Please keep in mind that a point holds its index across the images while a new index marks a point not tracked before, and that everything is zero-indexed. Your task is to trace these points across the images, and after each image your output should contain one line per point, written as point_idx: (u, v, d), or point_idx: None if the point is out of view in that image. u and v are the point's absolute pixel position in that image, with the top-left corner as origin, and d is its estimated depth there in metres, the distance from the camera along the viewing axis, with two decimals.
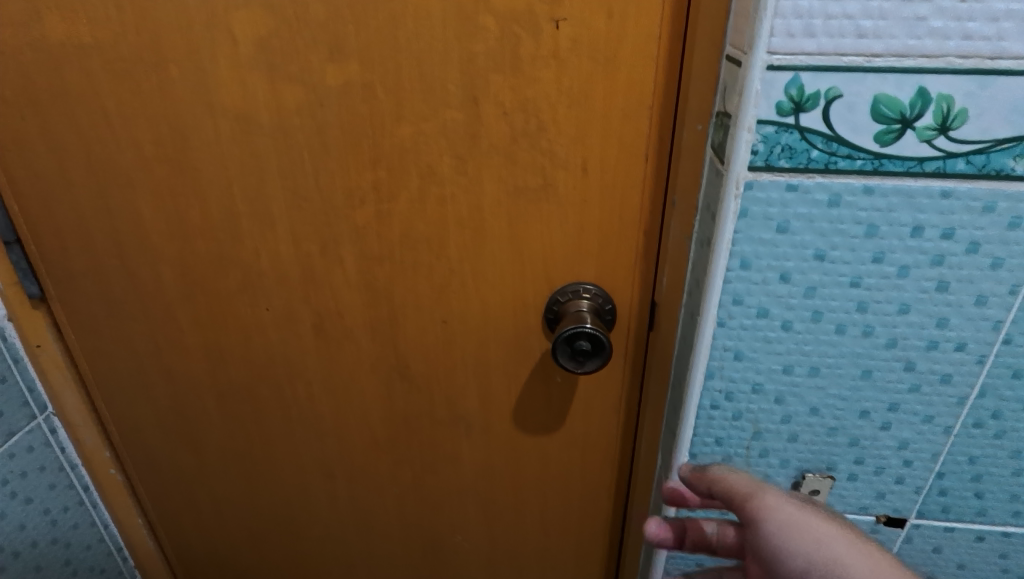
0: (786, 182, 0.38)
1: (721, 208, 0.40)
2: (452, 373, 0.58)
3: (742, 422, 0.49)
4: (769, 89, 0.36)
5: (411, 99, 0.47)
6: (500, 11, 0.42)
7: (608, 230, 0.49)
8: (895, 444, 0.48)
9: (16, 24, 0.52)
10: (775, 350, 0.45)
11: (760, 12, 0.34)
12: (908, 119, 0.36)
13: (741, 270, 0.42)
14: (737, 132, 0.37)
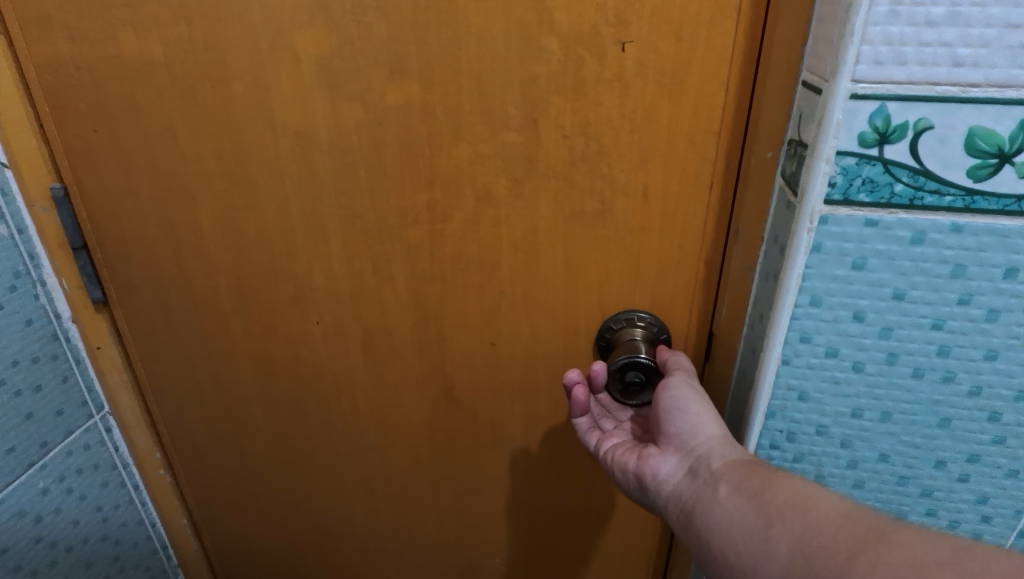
0: (864, 217, 0.37)
1: (792, 241, 0.38)
2: (498, 395, 0.57)
3: (802, 464, 0.47)
4: (852, 118, 0.34)
5: (470, 120, 0.46)
6: (565, 33, 0.42)
7: (667, 259, 0.47)
8: (973, 498, 0.46)
9: (95, 41, 0.54)
10: (843, 393, 0.43)
11: (846, 38, 0.32)
12: (1006, 154, 0.34)
13: (810, 306, 0.40)
14: (814, 162, 0.36)
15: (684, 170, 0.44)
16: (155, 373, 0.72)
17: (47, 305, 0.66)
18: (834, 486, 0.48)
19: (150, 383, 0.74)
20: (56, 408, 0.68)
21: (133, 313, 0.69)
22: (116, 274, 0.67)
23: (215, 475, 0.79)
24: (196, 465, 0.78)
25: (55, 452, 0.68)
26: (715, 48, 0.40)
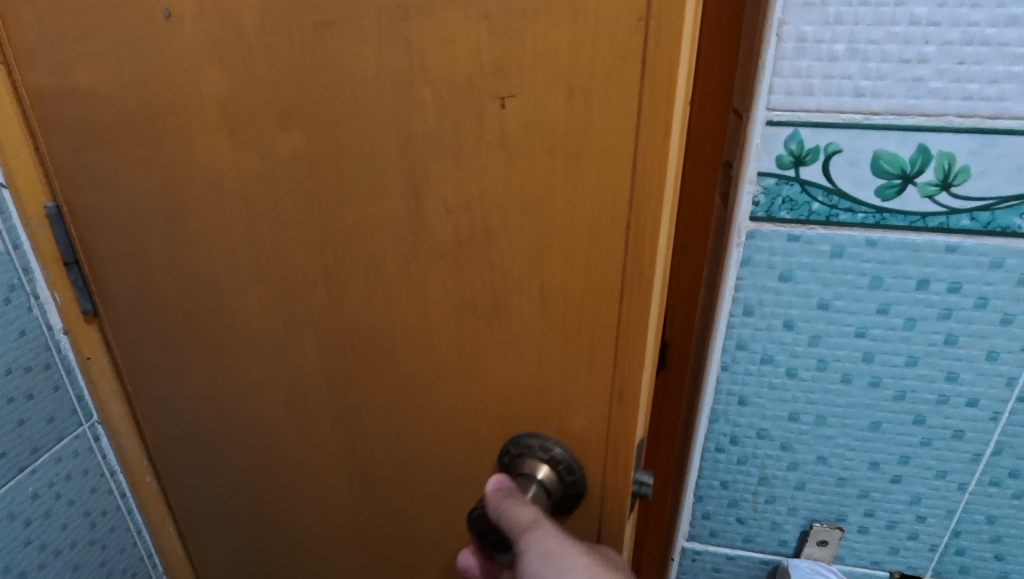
0: (788, 233, 0.45)
1: (726, 255, 0.47)
2: (409, 490, 0.49)
3: (748, 467, 0.56)
4: (771, 143, 0.42)
5: (353, 183, 0.39)
6: (438, 83, 0.32)
7: (576, 379, 0.36)
8: (908, 498, 0.55)
9: (55, 69, 0.54)
10: (781, 398, 0.52)
11: (761, 72, 0.40)
12: (909, 174, 0.42)
13: (745, 316, 0.49)
14: (740, 183, 0.44)
15: (593, 265, 0.33)
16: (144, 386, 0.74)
17: (41, 317, 0.68)
18: (778, 488, 0.57)
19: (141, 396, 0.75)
20: (48, 416, 0.70)
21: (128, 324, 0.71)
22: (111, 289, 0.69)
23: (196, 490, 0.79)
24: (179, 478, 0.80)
25: (46, 457, 0.70)
26: (624, 111, 0.29)
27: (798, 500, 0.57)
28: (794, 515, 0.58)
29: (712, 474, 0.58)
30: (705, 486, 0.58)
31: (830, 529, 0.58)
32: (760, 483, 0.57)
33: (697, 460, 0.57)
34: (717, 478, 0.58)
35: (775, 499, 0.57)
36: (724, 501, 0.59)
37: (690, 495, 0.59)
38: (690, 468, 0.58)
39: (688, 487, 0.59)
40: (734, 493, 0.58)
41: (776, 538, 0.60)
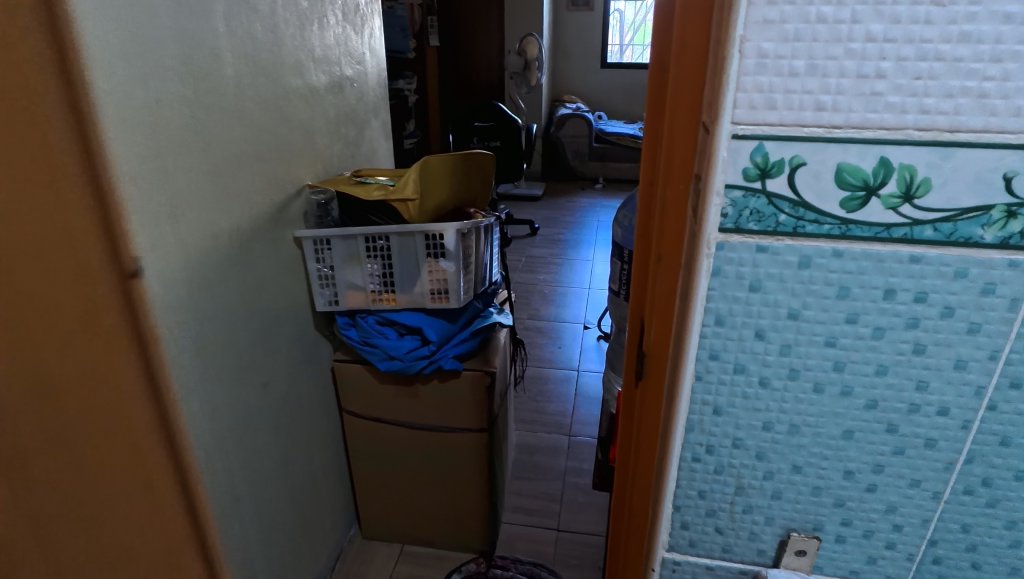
0: (756, 244, 0.42)
1: (696, 265, 0.44)
2: None
3: (724, 476, 0.51)
4: (736, 156, 0.40)
5: None
6: None
7: None
8: (883, 508, 0.50)
9: None
10: (754, 407, 0.48)
11: (724, 87, 0.38)
12: (872, 187, 0.39)
13: (717, 326, 0.45)
14: (708, 195, 0.41)
15: None
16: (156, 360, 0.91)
17: None
18: (755, 497, 0.51)
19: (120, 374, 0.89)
20: None
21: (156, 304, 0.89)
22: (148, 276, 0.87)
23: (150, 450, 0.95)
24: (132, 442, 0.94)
25: None
26: None
27: (776, 511, 0.51)
28: (772, 526, 0.52)
29: (689, 484, 0.52)
30: (682, 497, 0.53)
31: (807, 539, 0.52)
32: (736, 494, 0.51)
33: (673, 471, 0.52)
34: (693, 489, 0.52)
35: (751, 509, 0.52)
36: (702, 513, 0.53)
37: (667, 507, 0.53)
38: (665, 481, 0.52)
39: (665, 499, 0.53)
40: (710, 503, 0.52)
41: (753, 549, 0.54)
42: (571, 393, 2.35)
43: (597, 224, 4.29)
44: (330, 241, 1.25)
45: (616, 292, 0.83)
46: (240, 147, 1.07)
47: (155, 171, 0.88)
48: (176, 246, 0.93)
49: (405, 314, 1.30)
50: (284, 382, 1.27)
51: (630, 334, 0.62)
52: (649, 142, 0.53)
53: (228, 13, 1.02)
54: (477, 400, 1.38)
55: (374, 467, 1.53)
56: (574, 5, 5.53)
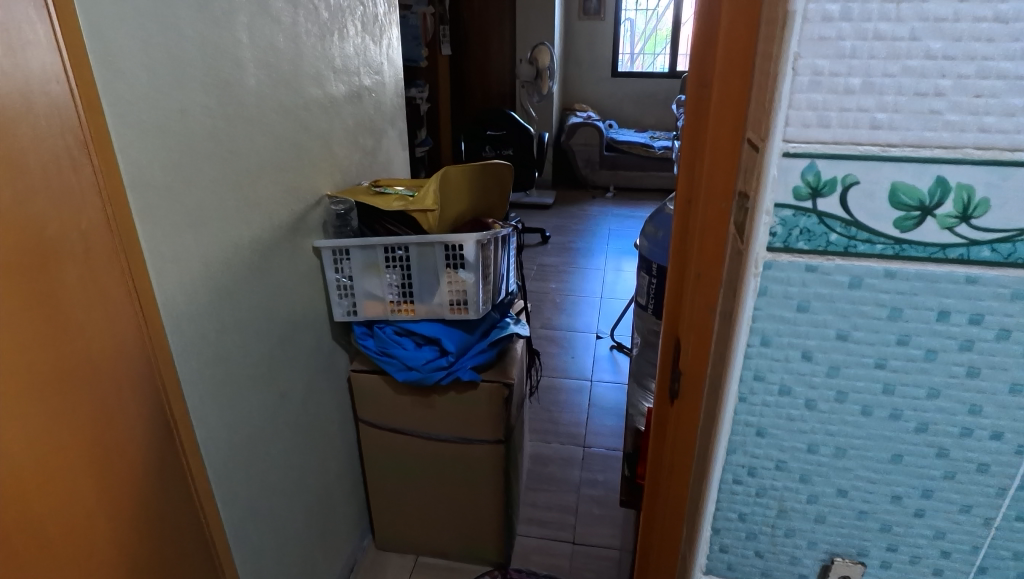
0: (805, 264, 0.41)
1: (742, 284, 0.43)
2: None
3: (766, 499, 0.50)
4: (786, 175, 0.39)
5: None
6: None
7: None
8: (931, 533, 0.48)
9: None
10: (799, 429, 0.47)
11: (776, 104, 0.37)
12: (928, 207, 0.38)
13: (763, 346, 0.44)
14: (756, 214, 0.41)
15: None
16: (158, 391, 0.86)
17: None
18: (798, 521, 0.50)
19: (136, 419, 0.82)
20: None
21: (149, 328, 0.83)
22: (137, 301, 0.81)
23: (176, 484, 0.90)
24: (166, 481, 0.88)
25: None
26: None
27: (819, 535, 0.50)
28: (814, 550, 0.51)
29: (729, 506, 0.51)
30: (721, 519, 0.51)
31: (851, 565, 0.51)
32: (778, 517, 0.50)
33: (712, 493, 0.50)
34: (734, 511, 0.51)
35: (793, 533, 0.51)
36: (741, 537, 0.52)
37: (706, 529, 0.52)
38: (704, 503, 0.51)
39: (703, 521, 0.52)
40: (751, 526, 0.51)
41: (794, 574, 0.52)
42: (584, 404, 2.33)
43: (608, 233, 4.27)
44: (349, 250, 1.24)
45: (643, 305, 0.80)
46: (261, 157, 1.07)
47: (179, 182, 0.87)
48: (198, 257, 0.92)
49: (422, 325, 1.29)
50: (300, 392, 1.27)
51: (663, 351, 0.61)
52: (687, 159, 0.53)
53: (252, 23, 1.02)
54: (494, 411, 1.37)
55: (388, 478, 1.52)
56: (585, 14, 5.54)
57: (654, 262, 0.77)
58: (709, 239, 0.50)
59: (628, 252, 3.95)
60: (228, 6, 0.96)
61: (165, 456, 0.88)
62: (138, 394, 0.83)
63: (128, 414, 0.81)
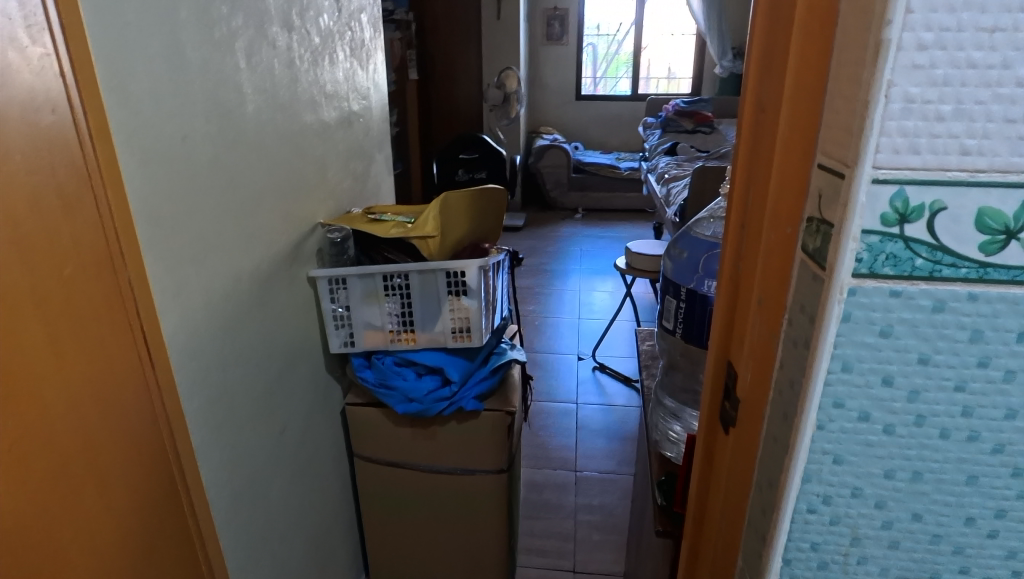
0: (889, 289, 0.41)
1: (824, 310, 0.42)
2: None
3: (839, 527, 0.49)
4: (874, 202, 0.39)
5: None
6: None
7: None
8: (1003, 554, 0.48)
9: None
10: (876, 454, 0.46)
11: (866, 131, 0.37)
12: (1012, 231, 0.39)
13: (843, 373, 0.44)
14: (842, 240, 0.40)
15: None
16: (164, 436, 0.80)
17: None
18: (871, 548, 0.49)
19: (146, 474, 0.77)
20: None
21: (158, 375, 0.78)
22: (143, 346, 0.76)
23: (181, 530, 0.84)
24: (171, 529, 0.82)
25: None
26: None
27: (892, 561, 0.50)
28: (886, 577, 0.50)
29: (801, 536, 0.50)
30: (792, 550, 0.50)
31: None
32: (851, 545, 0.50)
33: (785, 523, 0.49)
34: (806, 541, 0.50)
35: (865, 560, 0.50)
36: (812, 567, 0.51)
37: (775, 561, 0.51)
38: (776, 534, 0.50)
39: (773, 553, 0.51)
40: (823, 555, 0.50)
41: None
42: (572, 427, 2.31)
43: (580, 254, 4.31)
44: (347, 279, 1.21)
45: (670, 329, 0.79)
46: (258, 185, 1.04)
47: (180, 212, 0.83)
48: (200, 291, 0.88)
49: (424, 354, 1.25)
50: (298, 428, 1.22)
51: (712, 377, 0.61)
52: (743, 182, 0.53)
53: (249, 49, 0.99)
54: (498, 439, 1.34)
55: (386, 513, 1.46)
56: (549, 40, 5.65)
57: (682, 285, 0.76)
58: (772, 264, 0.49)
59: (601, 272, 3.98)
60: (226, 32, 0.93)
61: (165, 493, 0.81)
62: (140, 427, 0.76)
63: (137, 470, 0.75)
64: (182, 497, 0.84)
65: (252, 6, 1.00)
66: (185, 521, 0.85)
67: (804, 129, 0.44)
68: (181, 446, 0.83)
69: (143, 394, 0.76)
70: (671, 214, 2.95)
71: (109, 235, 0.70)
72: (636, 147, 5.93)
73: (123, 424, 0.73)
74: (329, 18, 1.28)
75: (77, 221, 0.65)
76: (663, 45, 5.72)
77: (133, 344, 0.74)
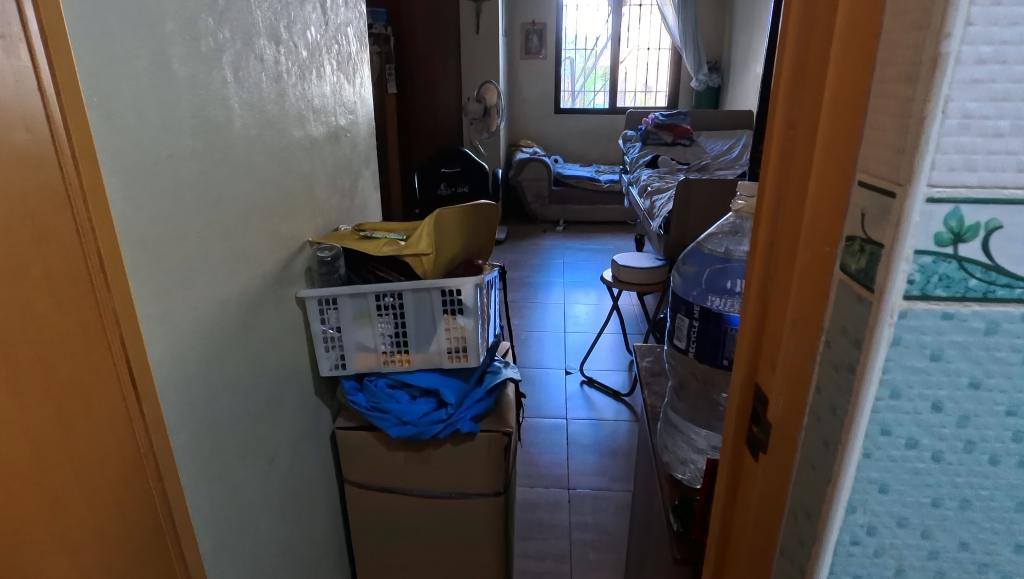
0: (941, 311, 0.39)
1: (873, 334, 0.40)
2: None
3: (883, 559, 0.47)
4: (928, 221, 0.37)
5: None
6: None
7: None
8: None
9: None
10: (923, 482, 0.44)
11: (922, 148, 0.36)
12: None
13: (891, 399, 0.42)
14: (894, 260, 0.38)
15: None
16: (147, 472, 0.74)
17: None
18: None
19: (128, 517, 0.71)
20: None
21: (144, 411, 0.73)
22: (122, 375, 0.70)
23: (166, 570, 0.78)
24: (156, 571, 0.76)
25: None
26: None
27: None
28: None
29: (843, 569, 0.47)
30: None
31: None
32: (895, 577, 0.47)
33: (827, 557, 0.47)
34: (849, 574, 0.48)
35: None
36: None
37: None
38: (817, 568, 0.48)
39: None
40: None
41: None
42: (563, 442, 2.28)
43: (563, 266, 4.30)
44: (337, 300, 1.16)
45: (682, 348, 0.77)
46: (247, 203, 0.99)
47: (166, 234, 0.79)
48: (188, 316, 0.83)
49: (418, 375, 1.22)
50: (287, 456, 1.17)
51: (739, 400, 0.59)
52: (773, 201, 0.52)
53: (237, 63, 0.96)
54: (494, 461, 1.30)
55: (378, 541, 1.41)
56: (527, 54, 5.68)
57: (695, 303, 0.74)
58: (807, 285, 0.48)
59: (584, 285, 3.98)
60: (213, 45, 0.90)
61: (149, 534, 0.75)
62: (121, 465, 0.70)
63: (121, 515, 0.70)
64: (166, 535, 0.78)
65: (239, 18, 0.97)
66: (171, 561, 0.80)
67: (843, 145, 0.43)
68: (165, 481, 0.77)
69: (126, 432, 0.71)
70: (656, 226, 2.95)
71: (87, 259, 0.64)
72: (615, 159, 5.98)
73: (103, 463, 0.67)
74: (316, 31, 1.25)
75: (50, 248, 0.60)
76: (640, 59, 5.79)
77: (114, 378, 0.69)
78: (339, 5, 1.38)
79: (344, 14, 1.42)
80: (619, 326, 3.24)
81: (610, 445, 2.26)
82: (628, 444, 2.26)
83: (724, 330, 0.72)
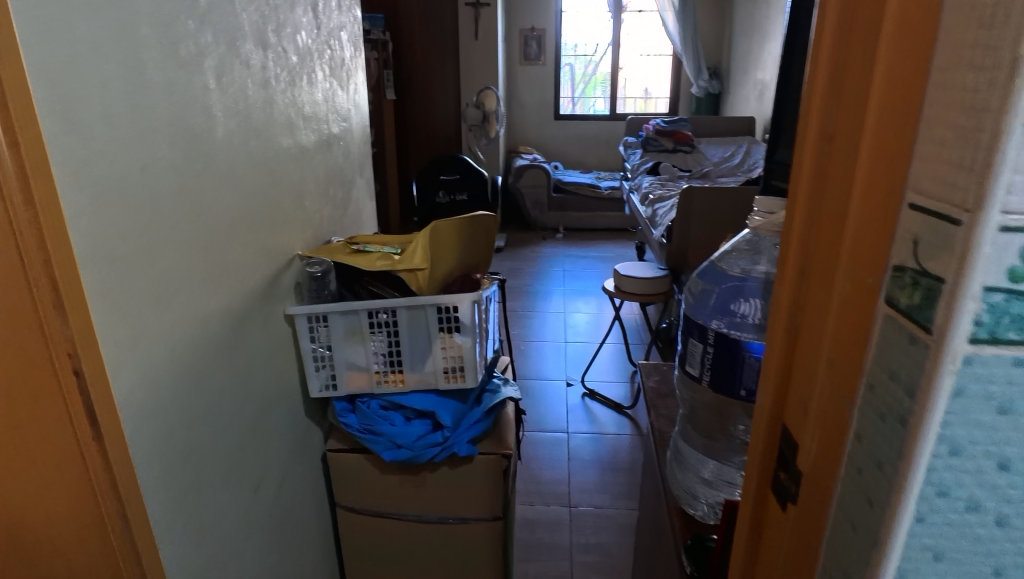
0: (1012, 357, 0.34)
1: (931, 383, 0.35)
2: None
3: None
4: (1001, 253, 0.31)
5: None
6: None
7: None
8: None
9: None
10: (984, 550, 0.38)
11: (995, 169, 0.30)
12: None
13: (950, 457, 0.36)
14: (958, 299, 0.33)
15: None
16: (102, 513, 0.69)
17: None
18: None
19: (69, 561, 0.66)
20: None
21: (105, 448, 0.68)
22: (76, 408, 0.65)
23: None
24: None
25: None
26: None
27: None
28: None
29: None
30: None
31: None
32: None
33: None
34: None
35: None
36: None
37: None
38: None
39: None
40: None
41: None
42: (564, 458, 2.22)
43: (562, 274, 4.24)
44: (328, 317, 1.11)
45: (695, 376, 0.71)
46: (231, 216, 0.94)
47: (139, 252, 0.73)
48: (163, 340, 0.78)
49: (412, 397, 1.16)
50: (274, 483, 1.11)
51: (764, 441, 0.53)
52: (803, 222, 0.47)
53: (220, 68, 0.90)
54: (493, 485, 1.24)
55: (371, 567, 1.35)
56: (526, 60, 5.64)
57: (710, 327, 0.68)
58: (846, 320, 0.42)
59: (584, 293, 3.92)
60: (195, 49, 0.84)
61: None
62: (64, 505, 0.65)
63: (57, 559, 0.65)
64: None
65: (223, 22, 0.91)
66: None
67: (889, 164, 0.38)
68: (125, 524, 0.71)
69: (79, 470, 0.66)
70: (658, 235, 2.90)
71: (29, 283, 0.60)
72: (614, 166, 5.93)
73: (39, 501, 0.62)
74: (307, 36, 1.20)
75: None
76: (640, 65, 5.75)
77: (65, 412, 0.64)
78: (332, 9, 1.33)
79: (338, 18, 1.37)
80: (620, 336, 3.18)
81: (612, 460, 2.20)
82: (630, 459, 2.20)
83: (741, 356, 0.66)
